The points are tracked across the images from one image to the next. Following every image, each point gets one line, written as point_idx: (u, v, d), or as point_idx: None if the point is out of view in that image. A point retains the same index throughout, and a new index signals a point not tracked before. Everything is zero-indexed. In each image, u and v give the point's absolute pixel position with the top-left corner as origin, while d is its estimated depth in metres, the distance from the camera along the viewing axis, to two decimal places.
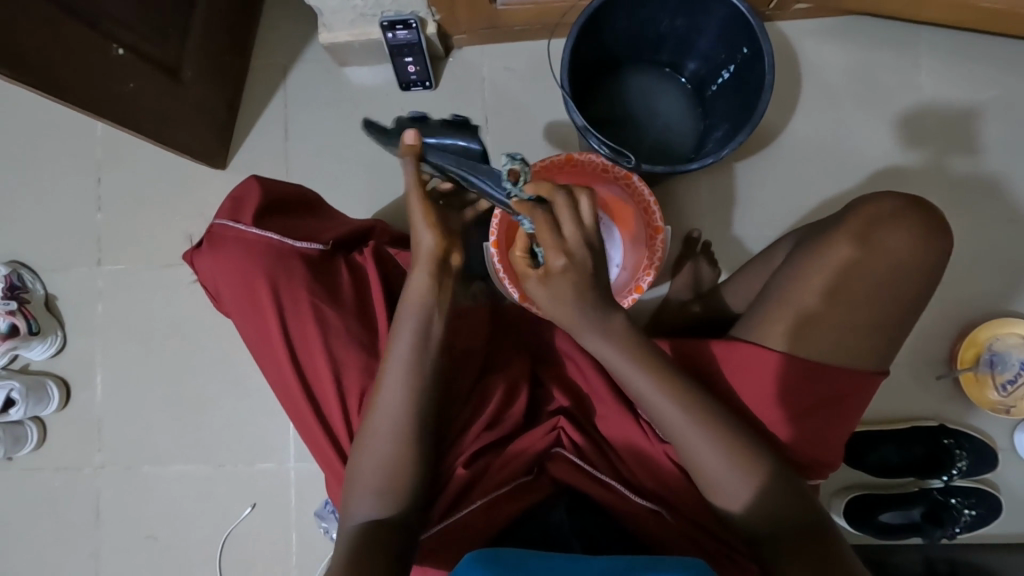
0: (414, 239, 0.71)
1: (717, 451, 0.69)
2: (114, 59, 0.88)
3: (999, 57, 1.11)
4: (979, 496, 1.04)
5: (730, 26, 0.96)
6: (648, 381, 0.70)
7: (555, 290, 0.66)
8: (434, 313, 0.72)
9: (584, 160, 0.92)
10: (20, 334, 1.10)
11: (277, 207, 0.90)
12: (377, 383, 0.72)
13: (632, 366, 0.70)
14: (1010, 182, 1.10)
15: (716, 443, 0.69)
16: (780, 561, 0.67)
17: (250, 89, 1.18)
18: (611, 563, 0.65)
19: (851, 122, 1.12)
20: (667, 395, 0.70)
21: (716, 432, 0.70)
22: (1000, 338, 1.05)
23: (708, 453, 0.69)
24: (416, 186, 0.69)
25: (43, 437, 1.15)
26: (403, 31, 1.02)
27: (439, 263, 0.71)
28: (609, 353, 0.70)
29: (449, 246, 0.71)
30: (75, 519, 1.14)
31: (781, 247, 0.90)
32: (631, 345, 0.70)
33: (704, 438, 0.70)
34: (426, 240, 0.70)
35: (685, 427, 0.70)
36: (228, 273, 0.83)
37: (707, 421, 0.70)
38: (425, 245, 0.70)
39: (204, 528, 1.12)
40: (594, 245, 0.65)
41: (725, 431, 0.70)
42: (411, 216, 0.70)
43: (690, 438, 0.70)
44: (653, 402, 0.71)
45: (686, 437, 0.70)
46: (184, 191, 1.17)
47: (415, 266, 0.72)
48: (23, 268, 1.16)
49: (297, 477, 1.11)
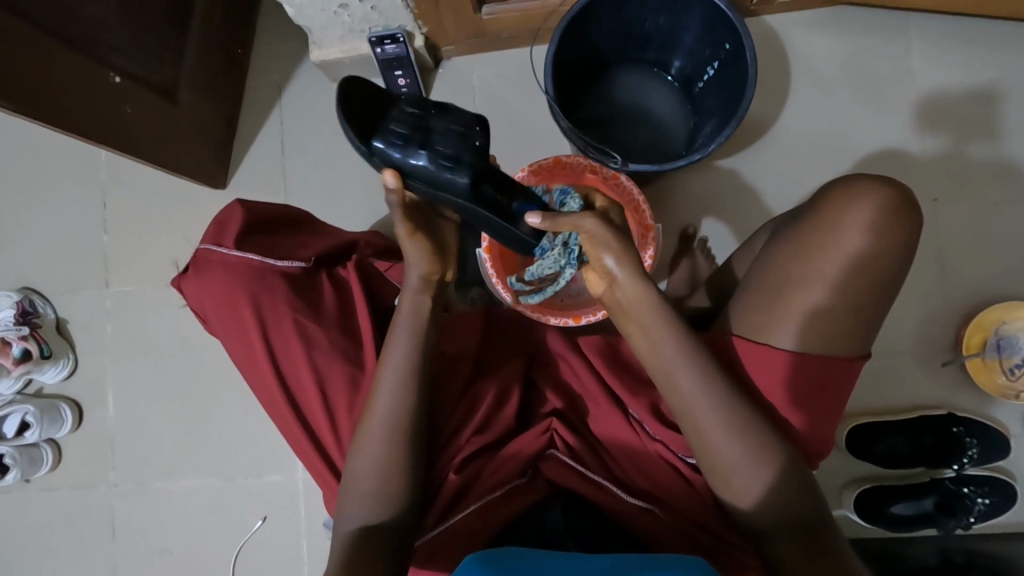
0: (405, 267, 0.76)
1: (731, 441, 0.69)
2: (111, 86, 0.90)
3: (992, 39, 1.11)
4: (992, 484, 1.02)
5: (712, 23, 0.97)
6: (696, 385, 0.70)
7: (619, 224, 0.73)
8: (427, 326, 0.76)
9: (573, 162, 0.95)
10: (34, 358, 1.12)
11: (260, 227, 0.92)
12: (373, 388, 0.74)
13: (680, 368, 0.71)
14: (1010, 163, 1.09)
15: (740, 438, 0.69)
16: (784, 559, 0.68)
17: (247, 108, 1.21)
18: (632, 561, 0.65)
19: (843, 111, 1.12)
20: (700, 388, 0.70)
21: (729, 422, 0.70)
22: (1009, 321, 1.03)
23: (730, 446, 0.69)
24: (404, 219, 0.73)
25: (58, 457, 1.17)
26: (391, 45, 1.03)
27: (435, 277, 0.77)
28: (665, 354, 0.71)
29: (439, 270, 0.77)
30: (91, 538, 1.16)
31: (762, 234, 0.91)
32: (676, 348, 0.71)
33: (730, 433, 0.69)
34: (418, 268, 0.75)
35: (714, 422, 0.70)
36: (213, 296, 0.85)
37: (739, 419, 0.70)
38: (416, 274, 0.76)
39: (216, 542, 1.13)
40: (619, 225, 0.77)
41: (738, 416, 0.70)
42: (403, 247, 0.75)
43: (721, 433, 0.70)
44: (677, 395, 0.71)
45: (702, 422, 0.70)
46: (186, 211, 1.20)
47: (407, 291, 0.76)
48: (34, 293, 1.19)
49: (306, 488, 1.13)
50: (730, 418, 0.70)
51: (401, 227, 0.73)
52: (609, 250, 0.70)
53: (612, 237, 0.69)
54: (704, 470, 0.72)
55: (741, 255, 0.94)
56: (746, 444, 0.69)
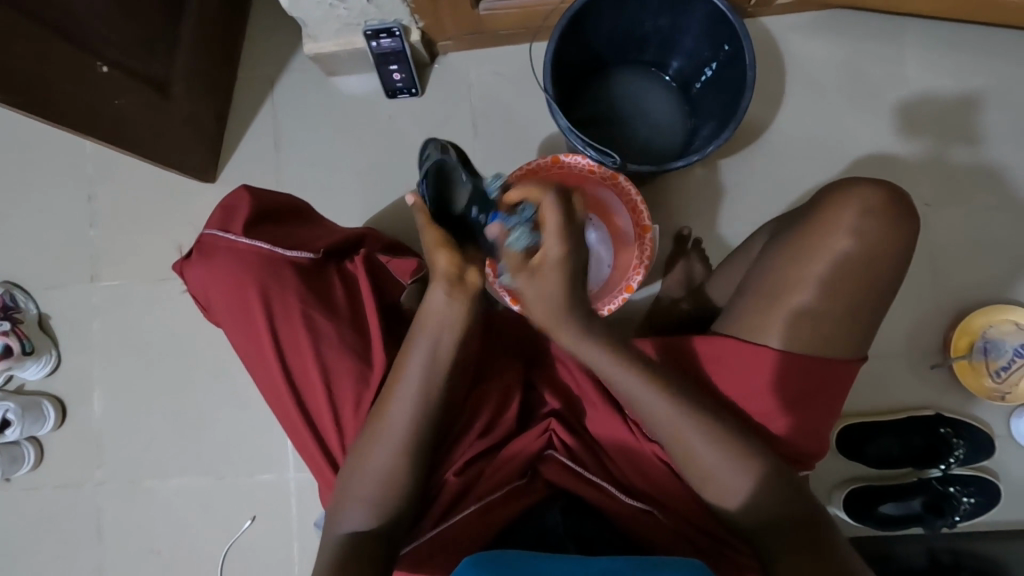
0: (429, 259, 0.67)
1: (709, 450, 0.70)
2: (100, 76, 0.88)
3: (983, 45, 1.12)
4: (978, 484, 1.04)
5: (712, 24, 0.97)
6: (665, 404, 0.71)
7: (537, 281, 0.62)
8: (445, 333, 0.69)
9: (571, 163, 0.97)
10: (15, 355, 1.09)
11: (267, 216, 0.90)
12: (387, 397, 0.72)
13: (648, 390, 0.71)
14: (999, 167, 1.11)
15: (714, 447, 0.70)
16: (779, 560, 0.68)
17: (239, 101, 1.18)
18: (612, 565, 0.65)
19: (838, 115, 1.13)
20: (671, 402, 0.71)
21: (708, 430, 0.71)
22: (994, 325, 1.06)
23: (704, 452, 0.70)
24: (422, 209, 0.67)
25: (41, 455, 1.15)
26: (387, 39, 1.03)
27: (457, 279, 0.66)
28: (631, 384, 0.71)
29: (467, 263, 0.66)
30: (76, 538, 1.13)
31: (758, 238, 0.91)
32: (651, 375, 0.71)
33: (701, 440, 0.70)
34: (440, 261, 0.66)
35: (683, 428, 0.70)
36: (219, 285, 0.83)
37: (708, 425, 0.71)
38: (439, 267, 0.66)
39: (204, 542, 1.12)
40: (575, 255, 0.62)
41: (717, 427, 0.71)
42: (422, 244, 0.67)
43: (689, 439, 0.70)
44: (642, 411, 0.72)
45: (680, 435, 0.71)
46: (176, 205, 1.17)
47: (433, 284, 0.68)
48: (17, 288, 1.16)
49: (297, 487, 1.11)
50: (706, 428, 0.71)
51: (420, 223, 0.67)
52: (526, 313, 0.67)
53: (527, 300, 0.64)
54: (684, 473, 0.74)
55: (737, 260, 0.94)
56: (730, 450, 0.70)
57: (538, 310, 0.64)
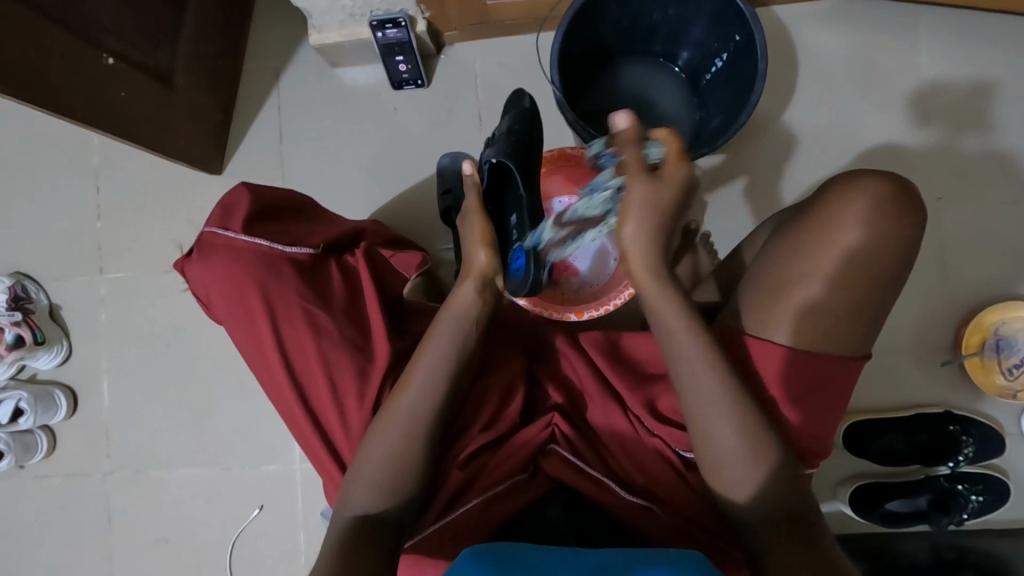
0: (468, 255, 0.75)
1: (735, 435, 0.69)
2: (105, 68, 0.88)
3: (1003, 35, 1.09)
4: (986, 482, 1.03)
5: (722, 14, 0.95)
6: (717, 382, 0.69)
7: (663, 188, 0.67)
8: (474, 324, 0.75)
9: (576, 153, 0.92)
10: (26, 344, 1.11)
11: (266, 212, 0.90)
12: (403, 382, 0.74)
13: (701, 363, 0.70)
14: (1017, 160, 1.08)
15: (739, 430, 0.69)
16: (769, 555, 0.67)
17: (244, 92, 1.18)
18: (611, 557, 0.64)
19: (849, 107, 1.11)
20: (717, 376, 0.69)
21: (740, 413, 0.69)
22: (1007, 322, 1.04)
23: (727, 435, 0.69)
24: (475, 196, 0.75)
25: (52, 445, 1.17)
26: (393, 30, 1.02)
27: (487, 280, 0.75)
28: (688, 348, 0.70)
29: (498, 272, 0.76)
30: (86, 523, 1.15)
31: (762, 232, 0.90)
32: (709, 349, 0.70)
33: (728, 419, 0.69)
34: (480, 257, 0.74)
35: (715, 400, 0.69)
36: (219, 283, 0.84)
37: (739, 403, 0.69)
38: (477, 262, 0.74)
39: (213, 529, 1.13)
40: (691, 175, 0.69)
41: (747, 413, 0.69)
42: (470, 237, 0.75)
43: (715, 416, 0.69)
44: (684, 370, 0.71)
45: (706, 408, 0.70)
46: (182, 197, 1.18)
47: (462, 280, 0.75)
48: (26, 279, 1.17)
49: (303, 477, 1.12)
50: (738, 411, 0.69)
51: (471, 205, 0.75)
52: (627, 232, 0.69)
53: (648, 204, 0.67)
54: (702, 462, 0.71)
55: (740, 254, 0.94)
56: (750, 439, 0.69)
57: (647, 219, 0.68)
